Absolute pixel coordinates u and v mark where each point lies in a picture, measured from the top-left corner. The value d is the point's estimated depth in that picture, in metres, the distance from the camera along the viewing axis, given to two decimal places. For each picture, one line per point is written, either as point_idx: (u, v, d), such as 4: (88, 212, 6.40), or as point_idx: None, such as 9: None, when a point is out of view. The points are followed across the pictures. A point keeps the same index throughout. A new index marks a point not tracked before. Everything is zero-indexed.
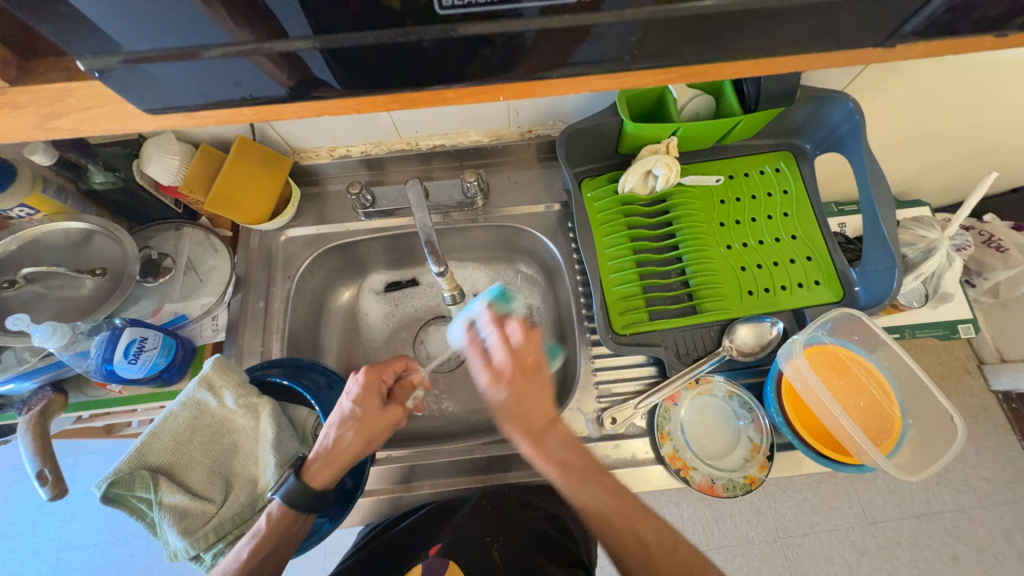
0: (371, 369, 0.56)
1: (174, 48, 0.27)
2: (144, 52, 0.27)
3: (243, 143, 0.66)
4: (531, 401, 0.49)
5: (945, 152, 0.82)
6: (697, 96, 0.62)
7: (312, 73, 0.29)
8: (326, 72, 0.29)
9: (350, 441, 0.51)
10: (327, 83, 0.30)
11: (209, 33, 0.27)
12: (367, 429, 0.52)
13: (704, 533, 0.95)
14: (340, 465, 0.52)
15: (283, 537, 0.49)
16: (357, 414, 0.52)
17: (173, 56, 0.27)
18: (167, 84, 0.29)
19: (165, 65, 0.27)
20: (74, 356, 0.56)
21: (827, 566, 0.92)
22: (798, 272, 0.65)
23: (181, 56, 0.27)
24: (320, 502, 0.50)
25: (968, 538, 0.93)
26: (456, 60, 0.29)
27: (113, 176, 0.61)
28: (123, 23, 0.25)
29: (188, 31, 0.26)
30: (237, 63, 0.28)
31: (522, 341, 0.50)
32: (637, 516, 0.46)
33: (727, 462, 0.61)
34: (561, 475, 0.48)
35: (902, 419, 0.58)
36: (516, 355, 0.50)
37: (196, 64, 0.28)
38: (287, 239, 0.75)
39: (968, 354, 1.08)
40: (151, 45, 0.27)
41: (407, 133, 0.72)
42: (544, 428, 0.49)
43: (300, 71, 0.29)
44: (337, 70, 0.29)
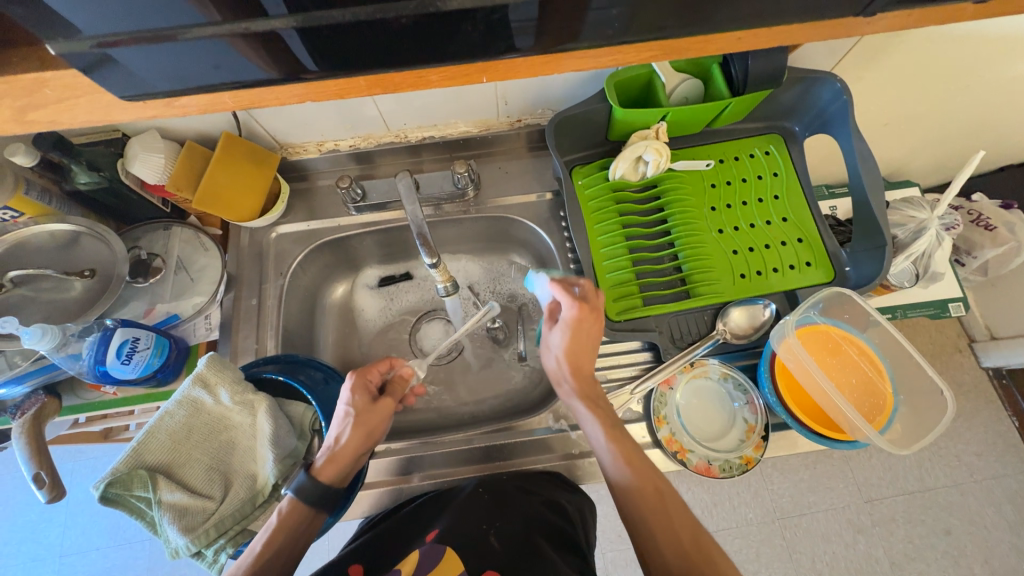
0: (358, 372, 0.56)
1: (147, 30, 0.25)
2: (99, 37, 0.25)
3: (229, 139, 0.65)
4: (587, 359, 0.55)
5: (934, 132, 0.82)
6: (684, 81, 0.62)
7: (293, 57, 0.28)
8: (304, 52, 0.28)
9: (353, 437, 0.53)
10: (307, 66, 0.29)
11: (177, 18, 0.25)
12: (370, 428, 0.53)
13: (703, 516, 0.96)
14: (346, 463, 0.52)
15: (296, 532, 0.49)
16: (357, 412, 0.54)
17: (146, 40, 0.26)
18: (142, 72, 0.28)
19: (131, 49, 0.26)
20: (66, 359, 0.55)
21: (824, 544, 0.93)
22: (790, 254, 0.65)
23: (156, 38, 0.26)
24: (330, 500, 0.51)
25: (960, 513, 0.95)
26: (433, 40, 0.29)
27: (98, 176, 0.60)
28: (91, 4, 0.24)
29: (163, 13, 0.25)
30: (212, 47, 0.27)
31: (589, 291, 0.55)
32: (676, 508, 0.46)
33: (724, 444, 0.61)
34: (599, 420, 0.53)
35: (893, 395, 0.59)
36: (595, 305, 0.55)
37: (170, 48, 0.26)
38: (278, 235, 0.74)
39: (959, 333, 1.09)
40: (111, 29, 0.25)
41: (396, 125, 0.71)
42: (589, 378, 0.55)
43: (280, 54, 0.28)
44: (321, 55, 0.29)
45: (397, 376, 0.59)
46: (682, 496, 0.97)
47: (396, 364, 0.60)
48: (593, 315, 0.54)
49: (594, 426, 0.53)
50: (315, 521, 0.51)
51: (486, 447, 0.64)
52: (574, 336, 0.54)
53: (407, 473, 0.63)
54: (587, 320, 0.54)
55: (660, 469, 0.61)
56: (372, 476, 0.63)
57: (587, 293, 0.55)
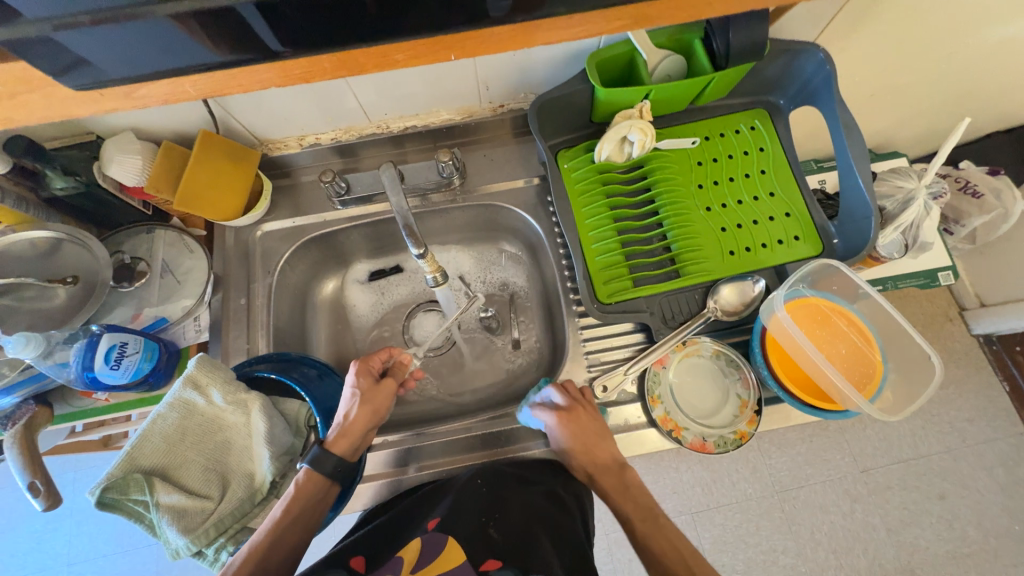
0: (362, 358, 0.57)
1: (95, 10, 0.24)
2: (41, 20, 0.24)
3: (207, 136, 0.64)
4: (601, 447, 0.57)
5: (920, 100, 0.82)
6: (667, 57, 0.61)
7: (254, 36, 0.28)
8: (263, 26, 0.27)
9: (361, 414, 0.53)
10: (270, 47, 0.28)
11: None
12: (376, 404, 0.54)
13: (702, 493, 0.97)
14: (355, 439, 0.53)
15: (312, 503, 0.50)
16: (362, 391, 0.54)
17: (95, 21, 0.25)
18: (98, 60, 0.27)
19: (78, 33, 0.25)
20: (54, 367, 0.55)
21: (822, 515, 0.95)
22: (778, 229, 0.65)
23: (106, 19, 0.25)
24: (342, 473, 0.52)
25: (954, 478, 0.96)
26: (393, 12, 0.28)
27: (74, 181, 0.59)
28: None
29: None
30: (168, 28, 0.26)
31: (565, 392, 0.60)
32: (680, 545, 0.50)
33: (718, 420, 0.62)
34: (631, 511, 0.53)
35: (883, 363, 0.59)
36: (573, 398, 0.60)
37: (122, 31, 0.26)
38: (263, 233, 0.73)
39: (949, 302, 1.10)
40: (52, 11, 0.24)
41: (376, 115, 0.70)
42: (611, 468, 0.56)
43: (240, 34, 0.27)
44: (282, 31, 0.28)
45: (398, 362, 0.60)
46: (682, 474, 0.98)
47: (396, 352, 0.60)
48: (579, 411, 0.58)
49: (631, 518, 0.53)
50: (329, 492, 0.52)
51: (484, 434, 0.65)
52: (576, 439, 0.57)
53: (406, 464, 0.63)
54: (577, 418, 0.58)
55: (656, 447, 0.62)
56: (371, 469, 0.63)
57: (561, 395, 0.60)
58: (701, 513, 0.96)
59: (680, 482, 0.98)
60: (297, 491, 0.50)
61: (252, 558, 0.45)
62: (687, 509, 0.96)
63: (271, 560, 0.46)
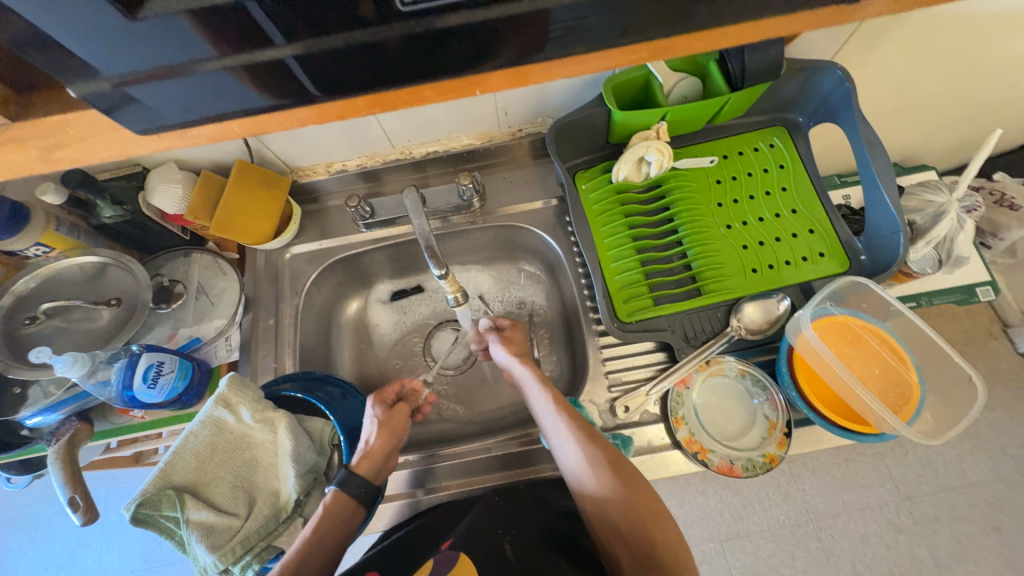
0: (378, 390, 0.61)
1: (157, 66, 0.27)
2: (119, 76, 0.27)
3: (242, 166, 0.68)
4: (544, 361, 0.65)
5: (947, 113, 0.81)
6: (682, 79, 0.62)
7: (297, 83, 0.30)
8: (305, 76, 0.29)
9: (381, 439, 0.56)
10: (311, 91, 0.30)
11: (186, 55, 0.26)
12: (396, 427, 0.57)
13: (732, 520, 0.92)
14: (377, 461, 0.55)
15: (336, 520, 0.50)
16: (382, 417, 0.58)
17: (157, 76, 0.27)
18: (158, 109, 0.30)
19: (148, 86, 0.28)
20: (96, 385, 0.57)
21: (863, 546, 0.89)
22: (802, 245, 0.64)
23: (167, 73, 0.27)
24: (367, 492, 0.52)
25: (1008, 508, 0.90)
26: (423, 57, 0.29)
27: (121, 210, 0.63)
28: (114, 48, 0.25)
29: (172, 52, 0.26)
30: (230, 77, 0.28)
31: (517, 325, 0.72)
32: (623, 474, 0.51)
33: (745, 442, 0.60)
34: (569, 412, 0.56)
35: (921, 384, 0.56)
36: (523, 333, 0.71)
37: (182, 82, 0.28)
38: (292, 256, 0.76)
39: (992, 319, 1.05)
40: (129, 68, 0.27)
41: (400, 142, 0.73)
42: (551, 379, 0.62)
43: (287, 81, 0.29)
44: (321, 79, 0.30)
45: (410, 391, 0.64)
46: (709, 499, 0.92)
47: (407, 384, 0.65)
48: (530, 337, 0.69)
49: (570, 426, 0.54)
50: (356, 513, 0.52)
51: (504, 455, 0.64)
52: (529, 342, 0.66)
53: (427, 484, 0.64)
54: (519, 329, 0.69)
55: (682, 470, 0.60)
56: (391, 488, 0.64)
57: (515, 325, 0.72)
58: (731, 540, 0.92)
59: (707, 508, 0.92)
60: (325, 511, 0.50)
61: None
62: (716, 536, 0.92)
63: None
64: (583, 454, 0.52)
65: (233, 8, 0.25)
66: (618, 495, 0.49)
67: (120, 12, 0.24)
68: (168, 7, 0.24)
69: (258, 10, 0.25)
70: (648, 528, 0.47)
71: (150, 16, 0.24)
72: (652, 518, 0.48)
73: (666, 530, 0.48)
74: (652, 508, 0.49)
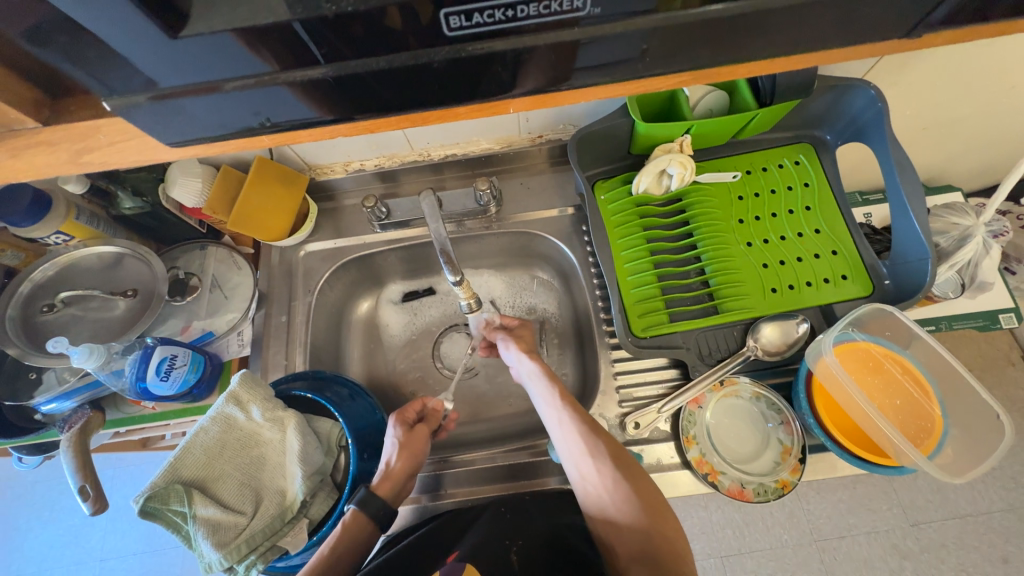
0: (398, 411, 0.63)
1: (196, 82, 0.27)
2: (170, 89, 0.27)
3: (263, 162, 0.68)
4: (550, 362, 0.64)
5: (979, 135, 0.78)
6: (709, 92, 0.61)
7: (332, 102, 0.29)
8: (345, 97, 0.29)
9: (402, 461, 0.58)
10: (348, 108, 0.30)
11: (234, 69, 0.26)
12: (416, 449, 0.59)
13: (734, 536, 0.90)
14: (397, 483, 0.57)
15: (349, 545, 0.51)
16: (402, 440, 0.59)
17: (198, 90, 0.27)
18: (192, 122, 0.29)
19: (194, 99, 0.28)
20: (110, 375, 0.57)
21: (866, 572, 0.87)
22: (824, 267, 0.63)
23: (207, 88, 0.27)
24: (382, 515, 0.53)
25: (1020, 540, 0.88)
26: (462, 83, 0.29)
27: (141, 202, 0.64)
28: (168, 62, 0.25)
29: (219, 66, 0.26)
30: (284, 92, 0.28)
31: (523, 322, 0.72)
32: (633, 480, 0.51)
33: (758, 465, 0.59)
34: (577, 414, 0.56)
35: (943, 417, 0.55)
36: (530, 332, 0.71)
37: (222, 96, 0.28)
38: (306, 253, 0.76)
39: (1012, 345, 1.02)
40: (182, 81, 0.27)
41: (419, 144, 0.72)
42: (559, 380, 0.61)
43: (327, 98, 0.29)
44: (355, 98, 0.29)
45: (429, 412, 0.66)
46: (712, 515, 0.90)
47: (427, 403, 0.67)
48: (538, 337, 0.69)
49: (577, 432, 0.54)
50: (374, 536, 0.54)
51: (510, 465, 0.64)
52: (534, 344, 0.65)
53: (433, 491, 0.64)
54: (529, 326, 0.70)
55: (690, 491, 0.59)
56: None
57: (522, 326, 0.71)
58: (731, 557, 0.90)
59: (709, 523, 0.90)
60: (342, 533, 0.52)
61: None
62: (717, 553, 0.90)
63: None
64: (585, 445, 0.53)
65: (277, 27, 0.24)
66: (620, 486, 0.50)
67: (163, 32, 0.24)
68: (212, 27, 0.24)
69: (304, 31, 0.25)
70: (650, 521, 0.48)
71: (192, 35, 0.24)
72: (654, 510, 0.49)
73: (667, 523, 0.48)
74: (653, 499, 0.50)
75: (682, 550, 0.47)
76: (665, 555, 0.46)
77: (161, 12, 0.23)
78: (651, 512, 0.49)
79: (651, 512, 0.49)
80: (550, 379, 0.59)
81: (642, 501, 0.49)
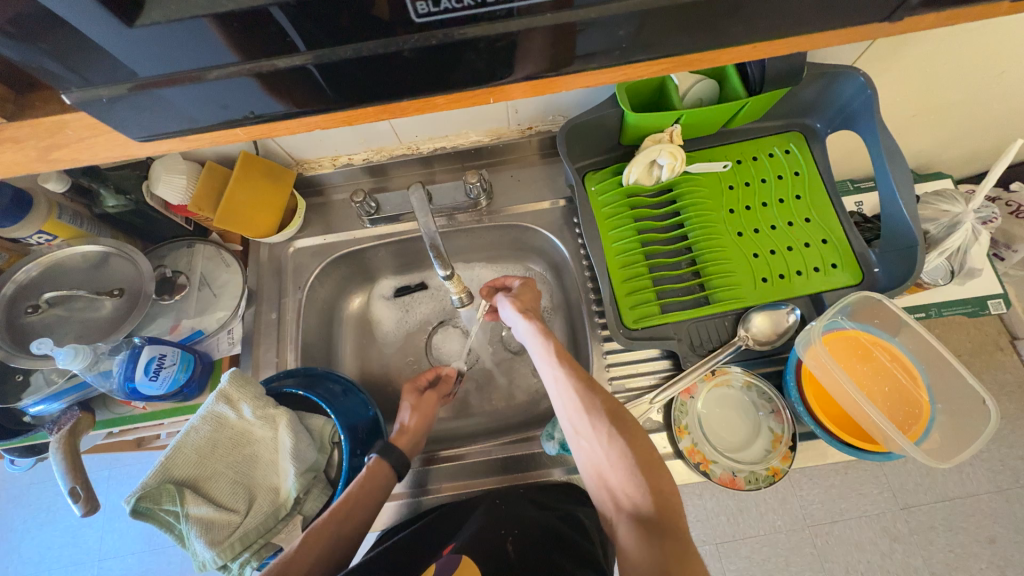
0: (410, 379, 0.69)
1: (175, 72, 0.26)
2: (150, 78, 0.26)
3: (246, 157, 0.66)
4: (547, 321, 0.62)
5: (968, 121, 0.78)
6: (699, 81, 0.60)
7: (310, 92, 0.28)
8: (327, 86, 0.28)
9: (415, 420, 0.63)
10: (328, 99, 0.29)
11: (209, 58, 0.26)
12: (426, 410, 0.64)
13: (728, 523, 0.91)
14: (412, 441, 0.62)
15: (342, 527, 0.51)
16: (415, 403, 0.65)
17: (178, 80, 0.26)
18: (166, 115, 0.29)
19: (173, 89, 0.27)
20: (98, 376, 0.57)
21: (858, 554, 0.89)
22: (815, 256, 0.63)
23: (181, 79, 0.26)
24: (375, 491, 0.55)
25: (1007, 520, 0.90)
26: (439, 70, 0.28)
27: (125, 199, 0.63)
28: (146, 50, 0.24)
29: (194, 55, 0.25)
30: (248, 84, 0.27)
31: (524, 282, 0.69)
32: (630, 436, 0.49)
33: (749, 454, 0.59)
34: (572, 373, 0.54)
35: (930, 403, 0.56)
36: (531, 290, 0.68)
37: (202, 86, 0.27)
38: (296, 250, 0.76)
39: (1000, 330, 1.03)
40: (161, 70, 0.26)
41: (407, 137, 0.72)
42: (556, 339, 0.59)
43: (304, 88, 0.28)
44: (338, 88, 0.28)
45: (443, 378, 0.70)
46: (707, 502, 0.90)
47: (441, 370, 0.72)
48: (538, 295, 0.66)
49: (573, 390, 0.52)
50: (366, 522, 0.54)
51: (504, 458, 0.64)
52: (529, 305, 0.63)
53: (429, 485, 0.64)
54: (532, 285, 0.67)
55: (683, 480, 0.60)
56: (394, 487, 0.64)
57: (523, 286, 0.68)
58: (726, 544, 0.91)
59: (704, 511, 0.91)
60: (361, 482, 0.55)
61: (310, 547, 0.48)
62: (711, 540, 0.91)
63: (325, 552, 0.49)
64: (581, 402, 0.51)
65: (237, 17, 0.24)
66: (615, 443, 0.49)
67: (118, 21, 0.23)
68: (169, 15, 0.23)
69: (280, 16, 0.24)
70: (645, 476, 0.46)
71: (148, 25, 0.23)
72: (650, 466, 0.47)
73: (664, 479, 0.47)
74: (650, 455, 0.48)
75: (678, 507, 0.45)
76: (658, 512, 0.44)
77: (112, 2, 0.22)
78: (648, 468, 0.47)
79: (648, 469, 0.47)
80: (545, 337, 0.57)
81: (640, 457, 0.48)
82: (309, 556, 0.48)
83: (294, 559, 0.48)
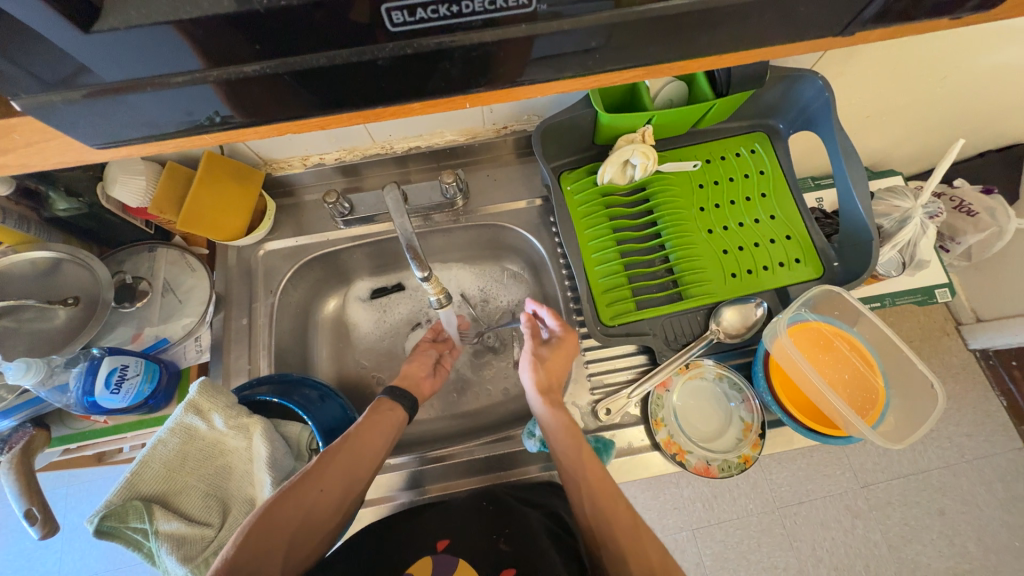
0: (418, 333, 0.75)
1: (137, 78, 0.25)
2: (111, 83, 0.25)
3: (212, 158, 0.64)
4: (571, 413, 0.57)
5: (916, 122, 0.83)
6: (668, 83, 0.63)
7: (283, 99, 0.28)
8: (302, 94, 0.28)
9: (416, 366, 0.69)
10: (302, 106, 0.29)
11: (172, 63, 0.24)
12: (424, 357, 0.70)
13: (703, 509, 0.95)
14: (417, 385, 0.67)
15: (334, 475, 0.52)
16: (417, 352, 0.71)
17: (141, 85, 0.25)
18: (126, 120, 0.27)
19: (136, 95, 0.26)
20: (53, 391, 0.54)
21: (823, 531, 0.94)
22: (779, 251, 0.66)
23: (142, 84, 0.25)
24: (365, 442, 0.55)
25: (954, 493, 0.96)
26: (415, 78, 0.28)
27: (77, 203, 0.59)
28: (104, 54, 0.23)
29: (156, 61, 0.24)
30: (212, 91, 0.26)
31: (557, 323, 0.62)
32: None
33: (722, 443, 0.62)
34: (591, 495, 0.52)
35: (885, 389, 0.59)
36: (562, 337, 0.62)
37: (168, 92, 0.26)
38: (266, 252, 0.73)
39: (947, 317, 1.11)
40: (123, 75, 0.25)
41: (381, 136, 0.70)
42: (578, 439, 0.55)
43: (275, 95, 0.27)
44: (312, 94, 0.28)
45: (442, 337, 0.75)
46: (682, 490, 0.95)
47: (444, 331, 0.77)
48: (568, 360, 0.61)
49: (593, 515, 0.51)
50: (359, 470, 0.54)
51: (486, 458, 0.64)
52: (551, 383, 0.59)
53: (412, 488, 0.64)
54: (570, 344, 0.61)
55: (660, 470, 0.62)
56: (377, 491, 0.64)
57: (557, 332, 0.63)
58: (702, 529, 0.94)
59: (680, 498, 0.95)
60: (364, 423, 0.57)
61: (315, 471, 0.51)
62: (688, 526, 0.94)
63: (332, 479, 0.52)
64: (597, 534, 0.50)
65: (202, 22, 0.23)
66: None
67: (74, 26, 0.22)
68: (128, 22, 0.22)
69: (249, 26, 0.23)
70: None
71: (108, 31, 0.22)
72: None
73: None
74: None
75: None
76: None
77: (63, 5, 0.21)
78: None
79: None
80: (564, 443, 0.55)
81: None
82: (315, 481, 0.51)
83: (300, 486, 0.51)
